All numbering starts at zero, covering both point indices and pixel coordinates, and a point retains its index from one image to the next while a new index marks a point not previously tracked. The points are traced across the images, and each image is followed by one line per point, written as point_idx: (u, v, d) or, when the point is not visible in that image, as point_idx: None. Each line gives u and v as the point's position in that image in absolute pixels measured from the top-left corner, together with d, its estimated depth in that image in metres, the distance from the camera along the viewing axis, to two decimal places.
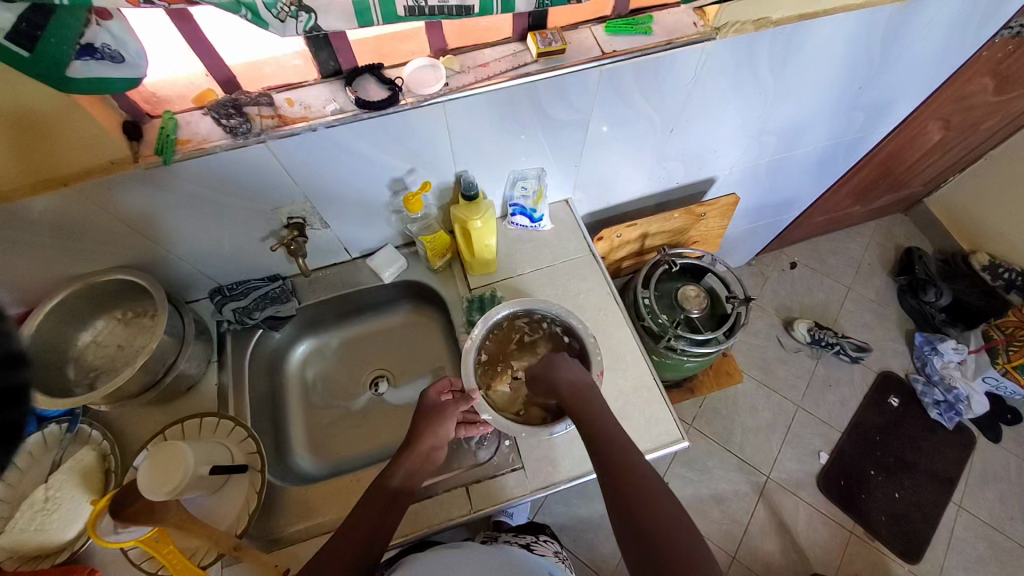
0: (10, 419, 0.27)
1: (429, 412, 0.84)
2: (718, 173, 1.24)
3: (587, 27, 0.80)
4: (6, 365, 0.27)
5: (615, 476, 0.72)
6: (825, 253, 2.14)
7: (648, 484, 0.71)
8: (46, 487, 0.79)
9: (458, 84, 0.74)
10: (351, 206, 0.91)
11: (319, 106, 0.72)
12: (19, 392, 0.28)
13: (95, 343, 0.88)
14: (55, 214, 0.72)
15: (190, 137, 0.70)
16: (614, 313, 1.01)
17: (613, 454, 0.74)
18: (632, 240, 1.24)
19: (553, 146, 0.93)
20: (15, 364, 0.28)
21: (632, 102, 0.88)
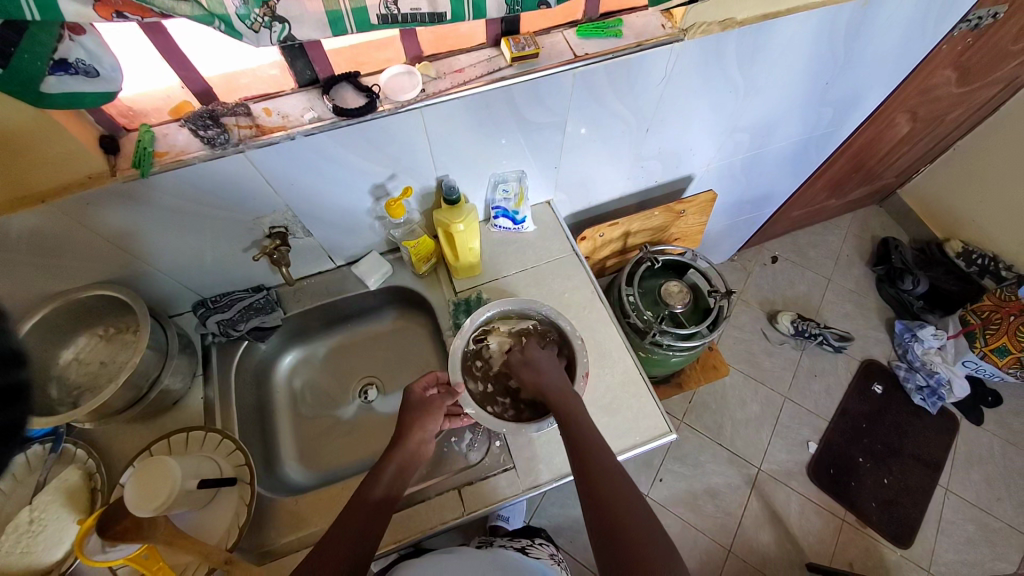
0: (10, 418, 0.30)
1: (414, 409, 0.84)
2: (696, 171, 1.27)
3: (559, 31, 0.82)
4: (7, 363, 0.30)
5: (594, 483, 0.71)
6: (805, 247, 2.18)
7: (622, 491, 0.70)
8: (31, 508, 0.78)
9: (435, 89, 0.75)
10: (333, 214, 0.91)
11: (297, 115, 0.73)
12: (18, 390, 0.31)
13: (76, 361, 0.86)
14: (32, 232, 0.72)
15: (167, 149, 0.70)
16: (598, 310, 1.02)
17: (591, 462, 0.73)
18: (615, 239, 1.26)
19: (532, 149, 0.95)
20: (16, 362, 0.31)
21: (607, 102, 0.90)
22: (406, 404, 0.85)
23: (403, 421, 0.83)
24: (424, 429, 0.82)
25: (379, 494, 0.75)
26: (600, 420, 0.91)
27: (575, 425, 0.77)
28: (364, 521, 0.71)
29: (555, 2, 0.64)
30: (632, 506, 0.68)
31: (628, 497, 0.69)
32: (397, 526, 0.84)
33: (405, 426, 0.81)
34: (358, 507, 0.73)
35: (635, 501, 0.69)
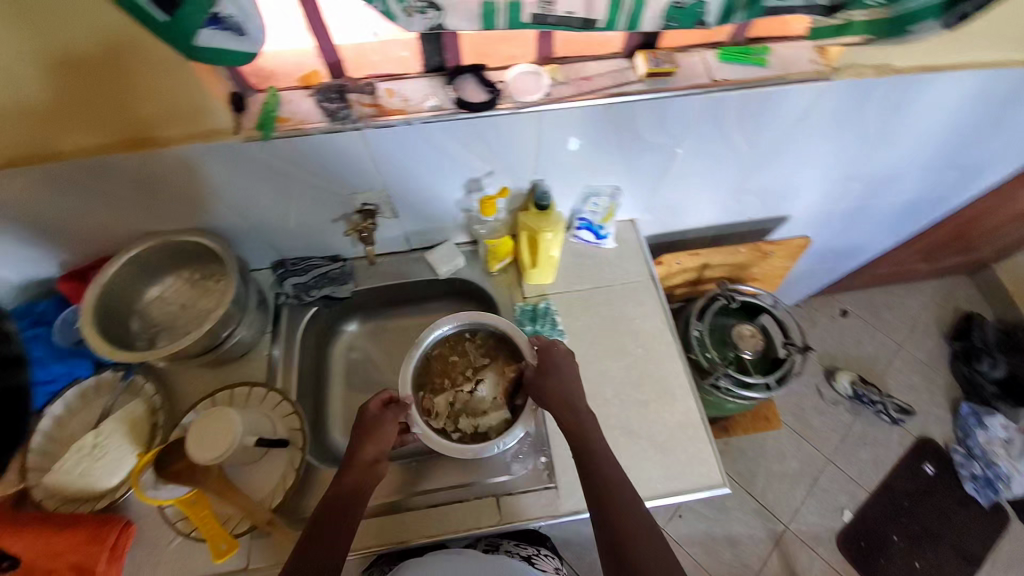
0: None
1: (364, 428, 0.79)
2: (794, 213, 1.20)
3: (697, 52, 0.77)
4: None
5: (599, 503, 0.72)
6: (880, 306, 2.05)
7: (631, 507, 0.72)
8: (96, 434, 0.83)
9: (558, 95, 0.73)
10: (423, 200, 0.90)
11: (417, 101, 0.71)
12: None
13: (161, 299, 0.90)
14: (149, 173, 0.74)
15: (291, 115, 0.70)
16: (667, 343, 0.96)
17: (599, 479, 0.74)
18: (692, 269, 1.20)
19: (635, 166, 0.90)
20: None
21: (728, 134, 0.86)
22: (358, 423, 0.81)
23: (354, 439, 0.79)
24: (383, 446, 0.78)
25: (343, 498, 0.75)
26: (651, 457, 0.86)
27: (587, 441, 0.77)
28: (324, 532, 0.71)
29: (713, 24, 0.63)
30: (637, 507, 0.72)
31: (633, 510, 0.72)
32: (427, 520, 0.85)
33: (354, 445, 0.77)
34: (336, 514, 0.73)
35: (639, 513, 0.72)
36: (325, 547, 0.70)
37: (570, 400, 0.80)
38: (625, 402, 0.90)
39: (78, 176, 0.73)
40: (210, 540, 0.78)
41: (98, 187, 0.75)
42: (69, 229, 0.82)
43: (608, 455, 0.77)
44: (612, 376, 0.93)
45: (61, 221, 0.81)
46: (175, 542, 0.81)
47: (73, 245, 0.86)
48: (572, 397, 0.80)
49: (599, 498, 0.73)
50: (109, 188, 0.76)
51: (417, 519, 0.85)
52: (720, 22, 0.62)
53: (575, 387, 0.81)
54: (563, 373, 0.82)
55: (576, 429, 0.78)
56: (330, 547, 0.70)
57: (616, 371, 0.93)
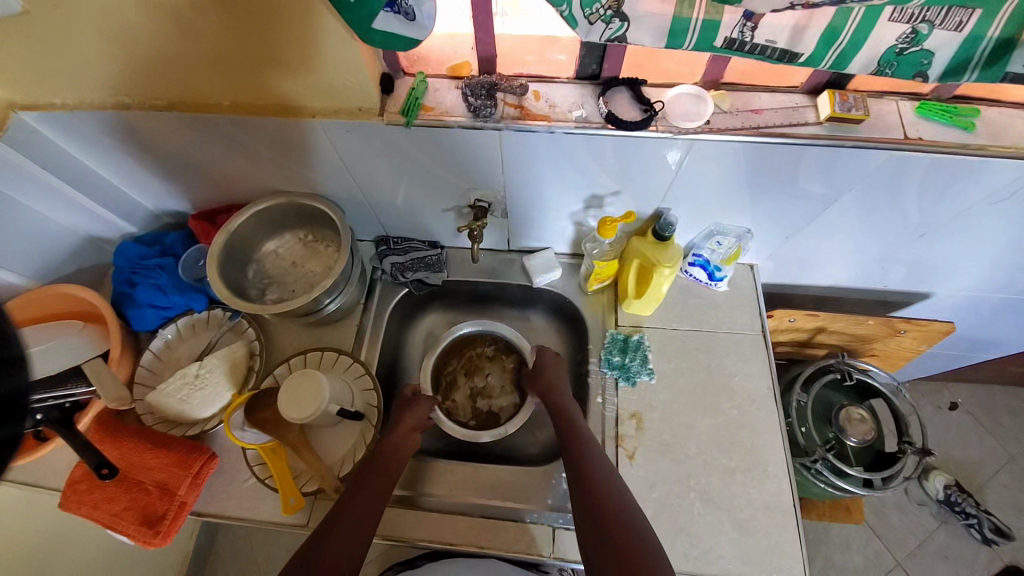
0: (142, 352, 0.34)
1: (400, 406, 0.87)
2: (940, 292, 1.04)
3: (895, 99, 0.69)
4: None
5: (590, 507, 0.68)
6: (1000, 408, 1.75)
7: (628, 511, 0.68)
8: (200, 365, 0.87)
9: (721, 125, 0.65)
10: (538, 206, 0.87)
11: (564, 109, 0.68)
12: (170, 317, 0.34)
13: (275, 254, 0.94)
14: (291, 137, 0.77)
15: (434, 105, 0.69)
16: (769, 411, 0.89)
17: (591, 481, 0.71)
18: (802, 329, 1.08)
19: (777, 212, 0.81)
20: None
21: (900, 196, 0.75)
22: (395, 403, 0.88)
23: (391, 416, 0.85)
24: (419, 417, 0.85)
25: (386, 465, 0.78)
26: (727, 533, 0.81)
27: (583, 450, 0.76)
28: (368, 488, 0.74)
29: (933, 78, 0.55)
30: (630, 508, 0.68)
31: (628, 514, 0.67)
32: (480, 529, 0.83)
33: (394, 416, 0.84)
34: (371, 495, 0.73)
35: (635, 517, 0.67)
36: (365, 505, 0.72)
37: (570, 413, 0.83)
38: (707, 465, 0.85)
39: (230, 130, 0.77)
40: (282, 492, 0.81)
41: (245, 142, 0.79)
42: (209, 173, 0.87)
43: (597, 454, 0.76)
44: (698, 434, 0.87)
45: (205, 165, 0.85)
46: (249, 482, 0.86)
47: (209, 187, 0.91)
48: (567, 408, 0.84)
49: (590, 500, 0.69)
50: (254, 146, 0.79)
51: (471, 526, 0.83)
52: (942, 78, 0.54)
53: (560, 390, 0.88)
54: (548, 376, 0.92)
55: (570, 441, 0.78)
56: (360, 527, 0.69)
57: (702, 429, 0.88)
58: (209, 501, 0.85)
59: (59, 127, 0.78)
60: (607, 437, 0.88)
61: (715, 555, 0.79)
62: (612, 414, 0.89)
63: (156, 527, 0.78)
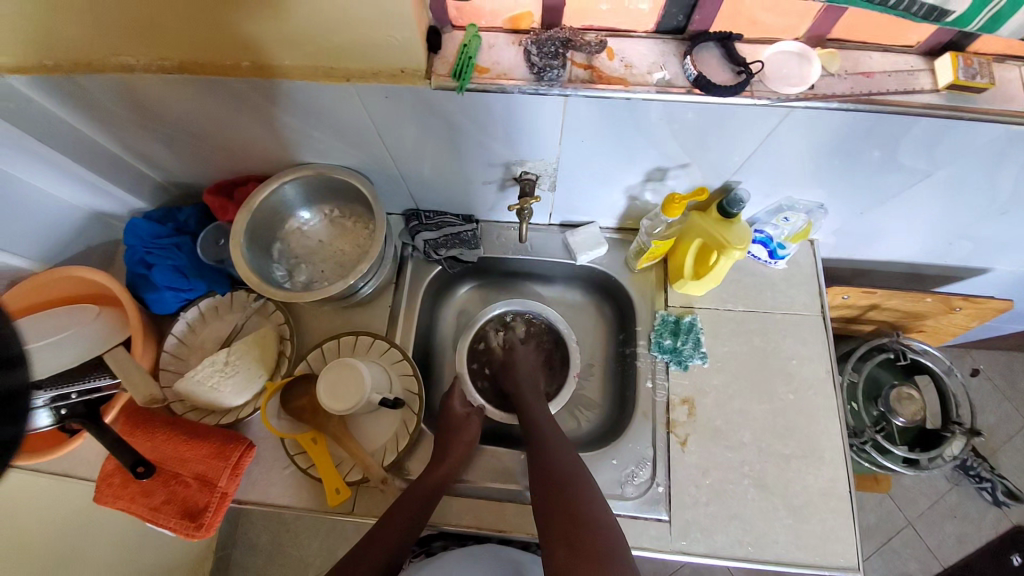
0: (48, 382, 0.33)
1: (449, 423, 0.84)
2: (1001, 267, 0.98)
3: (1021, 63, 0.60)
4: None
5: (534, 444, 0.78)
6: (1022, 373, 1.67)
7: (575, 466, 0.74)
8: (228, 352, 0.81)
9: (825, 90, 0.57)
10: (592, 180, 0.79)
11: (643, 70, 0.59)
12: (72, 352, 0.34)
13: (300, 231, 0.86)
14: (319, 103, 0.67)
15: (490, 65, 0.60)
16: (826, 395, 0.84)
17: (553, 480, 0.72)
18: (855, 305, 1.03)
19: (857, 187, 0.74)
20: None
21: (1004, 171, 0.67)
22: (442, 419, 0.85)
23: (443, 437, 0.82)
24: (466, 443, 0.81)
25: (433, 484, 0.76)
26: (782, 519, 0.78)
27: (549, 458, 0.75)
28: (409, 510, 0.73)
29: None
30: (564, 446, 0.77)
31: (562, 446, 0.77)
32: (531, 517, 0.81)
33: (445, 442, 0.81)
34: (404, 505, 0.74)
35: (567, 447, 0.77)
36: (406, 523, 0.72)
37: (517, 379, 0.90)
38: (762, 451, 0.82)
39: (251, 95, 0.67)
40: (327, 484, 0.78)
41: (268, 109, 0.70)
42: (227, 145, 0.78)
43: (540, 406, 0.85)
44: (752, 421, 0.83)
45: (221, 135, 0.76)
46: (289, 469, 0.83)
47: (224, 159, 0.82)
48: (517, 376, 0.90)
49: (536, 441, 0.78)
50: (279, 116, 0.71)
51: (522, 513, 0.81)
52: None
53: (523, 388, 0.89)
54: (523, 371, 0.91)
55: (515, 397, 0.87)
56: (385, 549, 0.70)
57: (757, 415, 0.83)
58: (248, 490, 0.82)
59: (55, 91, 0.68)
60: (657, 422, 0.84)
61: (769, 543, 0.77)
62: (662, 399, 0.85)
63: (198, 520, 0.75)
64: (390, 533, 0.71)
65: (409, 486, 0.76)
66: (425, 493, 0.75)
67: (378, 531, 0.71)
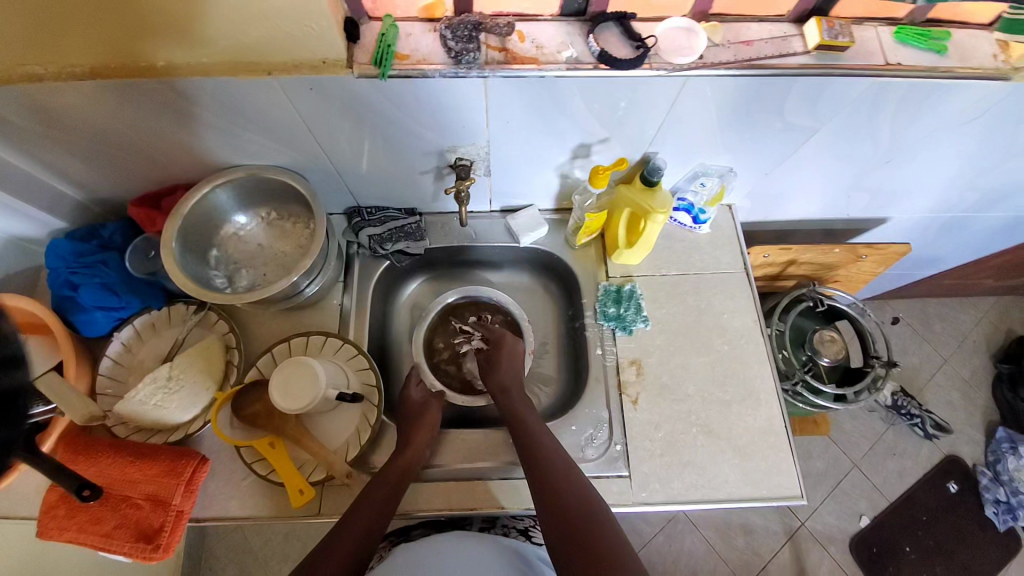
0: None
1: (409, 413, 0.85)
2: (894, 216, 1.10)
3: (874, 25, 0.69)
4: None
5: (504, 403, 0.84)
6: (932, 317, 1.86)
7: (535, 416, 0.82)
8: (170, 366, 0.80)
9: (713, 58, 0.64)
10: (523, 162, 0.83)
11: (553, 50, 0.64)
12: None
13: (237, 236, 0.85)
14: (246, 100, 0.68)
15: (410, 53, 0.63)
16: (756, 343, 0.92)
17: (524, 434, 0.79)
18: (777, 263, 1.12)
19: (759, 150, 0.82)
20: None
21: (874, 124, 0.78)
22: (401, 410, 0.86)
23: (404, 428, 0.83)
24: (427, 429, 0.83)
25: (398, 473, 0.77)
26: (728, 459, 0.85)
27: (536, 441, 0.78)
28: (374, 498, 0.74)
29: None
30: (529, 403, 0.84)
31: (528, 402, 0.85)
32: (501, 492, 0.83)
33: (405, 432, 0.81)
34: (370, 495, 0.74)
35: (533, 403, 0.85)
36: (377, 508, 0.73)
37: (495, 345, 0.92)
38: (706, 400, 0.88)
39: (172, 96, 0.66)
40: (289, 486, 0.77)
41: (191, 111, 0.69)
42: (153, 154, 0.77)
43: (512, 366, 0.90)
44: (694, 373, 0.90)
45: (144, 143, 0.75)
46: (248, 480, 0.81)
47: (151, 169, 0.81)
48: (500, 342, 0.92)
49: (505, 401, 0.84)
50: (207, 118, 0.71)
51: (492, 489, 0.83)
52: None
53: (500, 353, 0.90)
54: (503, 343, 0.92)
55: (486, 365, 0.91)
56: (353, 539, 0.69)
57: (698, 367, 0.90)
58: (206, 506, 0.80)
59: None
60: (609, 385, 0.89)
61: (719, 482, 0.83)
62: (612, 363, 0.90)
63: (155, 541, 0.72)
64: (357, 523, 0.71)
65: (374, 475, 0.76)
66: (392, 482, 0.76)
67: (344, 524, 0.71)
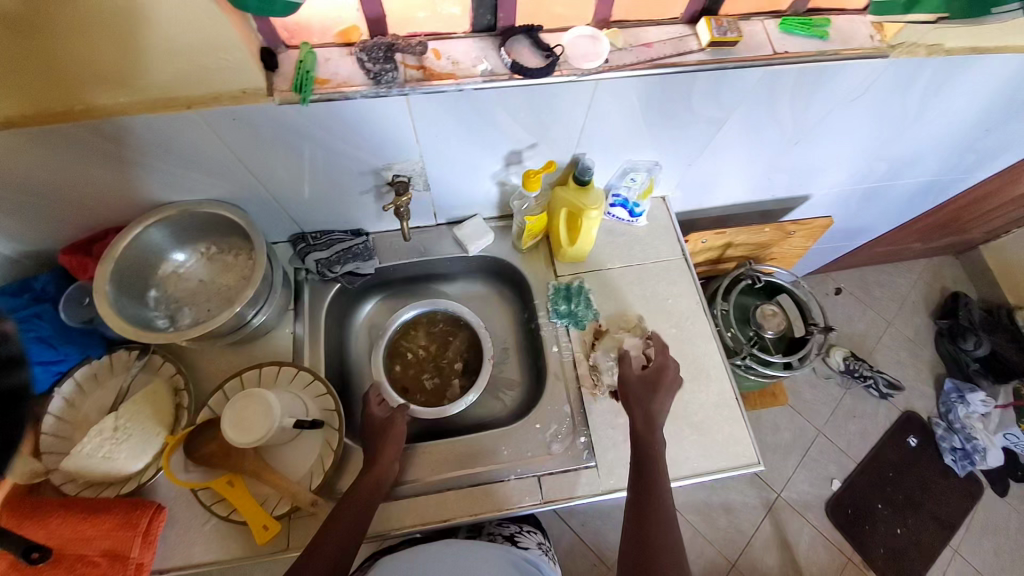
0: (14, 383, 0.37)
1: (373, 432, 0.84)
2: (815, 192, 1.19)
3: (761, 19, 0.76)
4: None
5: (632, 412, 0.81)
6: (870, 283, 1.99)
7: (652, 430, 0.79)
8: (115, 416, 0.78)
9: (618, 62, 0.69)
10: (459, 173, 0.86)
11: (468, 64, 0.68)
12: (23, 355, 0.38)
13: (177, 274, 0.84)
14: (170, 136, 0.68)
15: (329, 77, 0.65)
16: (702, 323, 0.97)
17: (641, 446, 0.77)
18: (715, 247, 1.18)
19: (679, 143, 0.88)
20: None
21: (776, 110, 0.85)
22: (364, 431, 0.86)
23: (371, 447, 0.82)
24: (395, 444, 0.82)
25: (367, 491, 0.77)
26: (688, 437, 0.88)
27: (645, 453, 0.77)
28: (345, 517, 0.73)
29: None
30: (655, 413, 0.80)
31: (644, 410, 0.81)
32: (473, 499, 0.83)
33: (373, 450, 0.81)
34: (339, 517, 0.73)
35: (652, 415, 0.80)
36: (349, 528, 0.72)
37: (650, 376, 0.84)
38: None
39: (90, 138, 0.66)
40: (253, 522, 0.76)
41: (113, 151, 0.69)
42: (79, 200, 0.76)
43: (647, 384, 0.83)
44: None
45: (68, 189, 0.73)
46: (209, 523, 0.79)
47: (78, 216, 0.79)
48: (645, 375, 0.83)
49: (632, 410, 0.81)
50: (132, 158, 0.70)
51: (463, 497, 0.83)
52: None
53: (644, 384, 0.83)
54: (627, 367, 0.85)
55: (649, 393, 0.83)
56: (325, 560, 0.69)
57: None
58: (168, 556, 0.77)
59: None
60: (568, 380, 0.92)
61: (682, 460, 0.87)
62: (568, 358, 0.93)
63: None
64: (327, 547, 0.70)
65: (344, 496, 0.76)
66: (361, 500, 0.75)
67: (313, 548, 0.70)
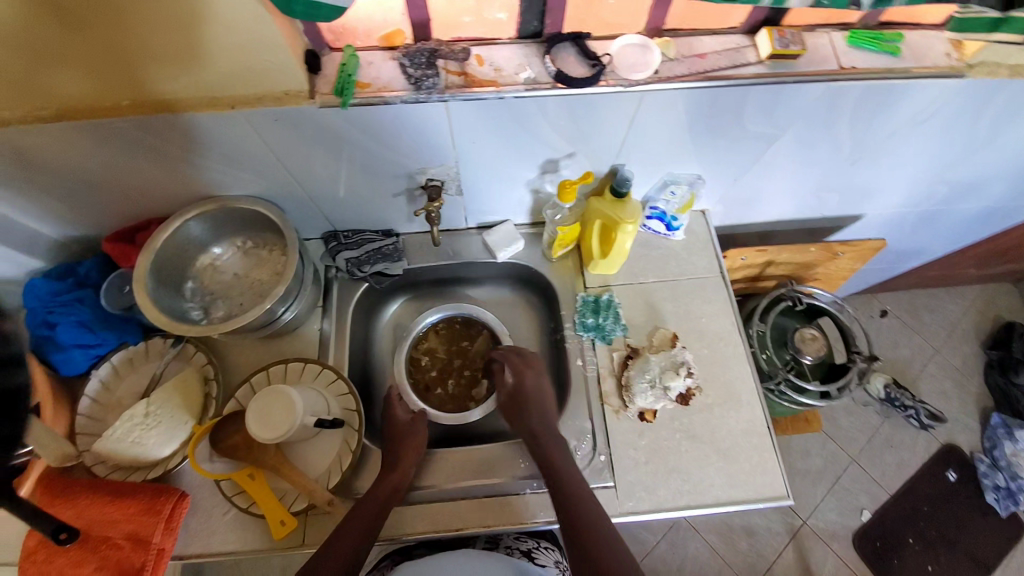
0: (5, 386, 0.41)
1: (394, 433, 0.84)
2: (867, 212, 1.12)
3: (826, 32, 0.71)
4: None
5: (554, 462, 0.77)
6: (918, 307, 1.88)
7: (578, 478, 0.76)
8: (147, 402, 0.80)
9: (670, 73, 0.66)
10: (493, 180, 0.84)
11: (511, 72, 0.66)
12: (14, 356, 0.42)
13: (213, 267, 0.86)
14: (213, 134, 0.68)
15: (370, 81, 0.65)
16: (736, 345, 0.93)
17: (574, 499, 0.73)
18: (755, 265, 1.13)
19: (726, 158, 0.84)
20: None
21: (834, 128, 0.80)
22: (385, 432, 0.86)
23: (391, 450, 0.82)
24: (416, 448, 0.82)
25: (385, 494, 0.76)
26: (714, 464, 0.85)
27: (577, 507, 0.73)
28: (361, 520, 0.73)
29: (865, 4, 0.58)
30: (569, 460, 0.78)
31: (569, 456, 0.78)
32: (487, 510, 0.82)
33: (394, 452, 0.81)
34: (356, 519, 0.73)
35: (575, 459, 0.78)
36: (365, 529, 0.72)
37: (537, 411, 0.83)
38: (689, 405, 0.88)
39: (136, 133, 0.67)
40: (269, 517, 0.77)
41: (158, 146, 0.70)
42: (124, 191, 0.77)
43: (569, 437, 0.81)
44: None
45: (114, 181, 0.75)
46: (230, 514, 0.80)
47: (123, 205, 0.81)
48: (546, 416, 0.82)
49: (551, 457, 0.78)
50: (174, 153, 0.71)
51: (478, 508, 0.82)
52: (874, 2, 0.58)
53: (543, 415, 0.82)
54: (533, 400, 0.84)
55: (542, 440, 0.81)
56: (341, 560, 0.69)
57: None
58: (189, 542, 0.79)
59: None
60: (592, 396, 0.89)
61: (706, 487, 0.83)
62: (594, 374, 0.91)
63: None
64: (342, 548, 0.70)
65: (362, 497, 0.76)
66: (378, 503, 0.75)
67: (330, 547, 0.70)
